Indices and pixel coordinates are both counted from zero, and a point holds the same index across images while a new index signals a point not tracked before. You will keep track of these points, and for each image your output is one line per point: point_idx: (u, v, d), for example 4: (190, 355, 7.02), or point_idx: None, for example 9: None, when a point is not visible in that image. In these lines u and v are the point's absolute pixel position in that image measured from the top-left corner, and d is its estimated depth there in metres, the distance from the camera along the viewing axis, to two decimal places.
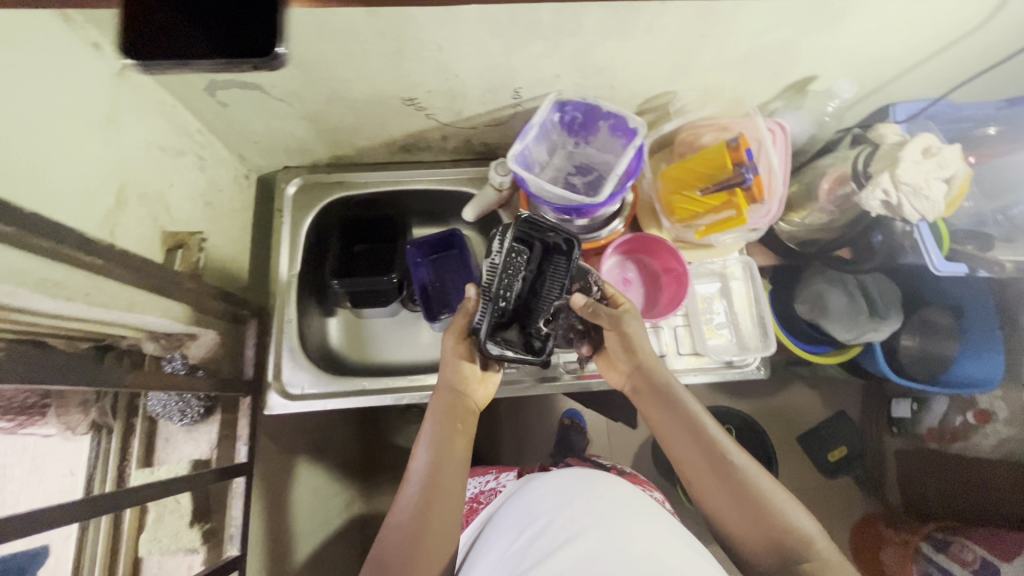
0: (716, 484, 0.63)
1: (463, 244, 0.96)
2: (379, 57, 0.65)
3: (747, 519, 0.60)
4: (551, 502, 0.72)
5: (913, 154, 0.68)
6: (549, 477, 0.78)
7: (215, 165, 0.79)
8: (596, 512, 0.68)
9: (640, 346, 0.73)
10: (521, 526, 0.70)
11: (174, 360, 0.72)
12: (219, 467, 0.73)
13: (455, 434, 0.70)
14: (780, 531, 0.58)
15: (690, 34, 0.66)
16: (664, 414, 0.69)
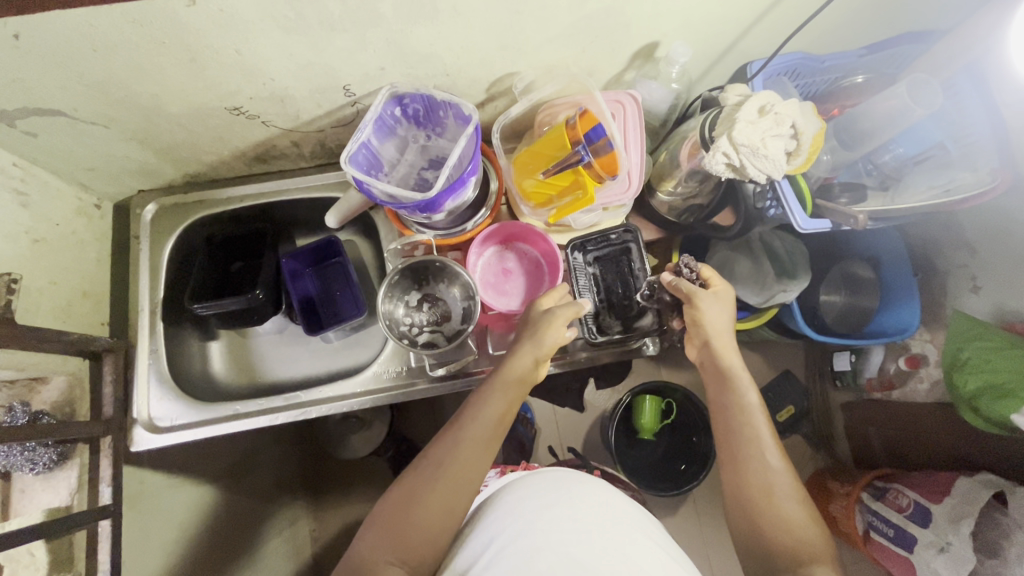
0: (737, 472, 0.66)
1: (342, 251, 0.92)
2: (171, 66, 0.61)
3: (753, 509, 0.63)
4: (535, 503, 0.71)
5: (747, 114, 0.66)
6: (533, 477, 0.77)
7: (45, 199, 0.75)
8: (582, 519, 0.68)
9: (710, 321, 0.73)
10: (493, 524, 0.70)
11: (16, 410, 0.67)
12: (79, 513, 0.70)
13: (508, 396, 0.71)
14: (777, 531, 0.61)
15: (502, 12, 0.63)
16: (720, 396, 0.72)
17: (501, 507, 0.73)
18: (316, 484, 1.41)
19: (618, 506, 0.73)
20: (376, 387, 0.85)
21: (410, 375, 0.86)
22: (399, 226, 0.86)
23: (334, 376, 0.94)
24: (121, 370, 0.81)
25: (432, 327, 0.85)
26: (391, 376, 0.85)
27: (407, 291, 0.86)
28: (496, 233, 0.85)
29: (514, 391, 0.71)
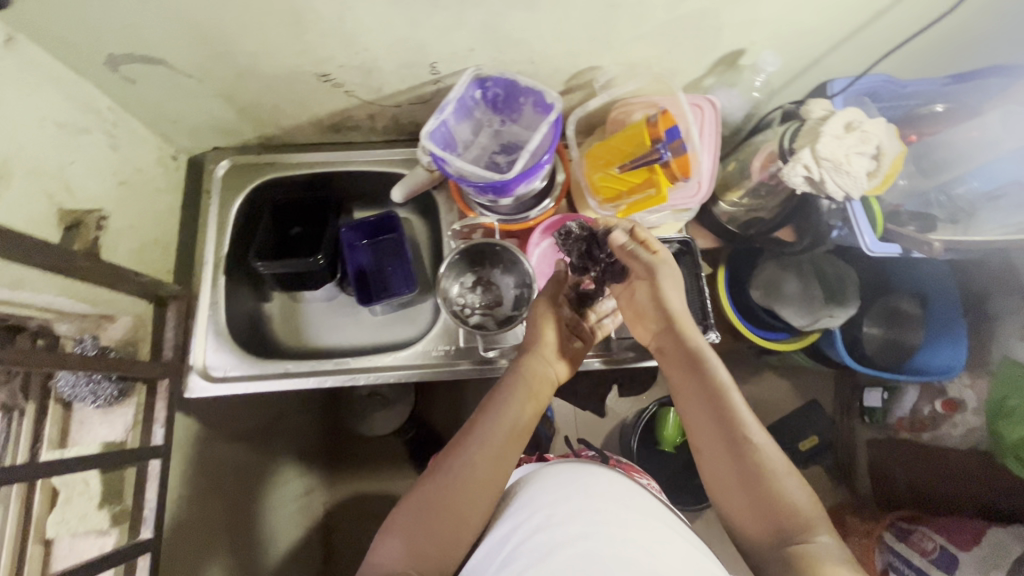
0: (725, 461, 0.60)
1: (399, 225, 0.95)
2: (275, 26, 0.63)
3: (750, 499, 0.58)
4: (555, 491, 0.65)
5: (833, 128, 0.66)
6: (553, 467, 0.71)
7: (131, 144, 0.78)
8: (607, 507, 0.62)
9: (672, 296, 0.69)
10: (519, 516, 0.64)
11: (84, 342, 0.71)
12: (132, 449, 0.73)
13: (529, 396, 0.72)
14: (771, 503, 0.57)
15: (599, 5, 0.63)
16: (684, 379, 0.66)
17: (527, 497, 0.67)
18: (332, 456, 1.43)
19: (649, 497, 0.67)
20: (422, 363, 0.86)
21: (458, 355, 0.86)
22: (462, 207, 0.87)
23: (377, 349, 0.95)
24: (182, 318, 0.83)
25: (484, 310, 0.86)
26: (439, 355, 0.86)
27: (462, 272, 0.87)
28: (557, 225, 0.85)
29: (534, 392, 0.72)
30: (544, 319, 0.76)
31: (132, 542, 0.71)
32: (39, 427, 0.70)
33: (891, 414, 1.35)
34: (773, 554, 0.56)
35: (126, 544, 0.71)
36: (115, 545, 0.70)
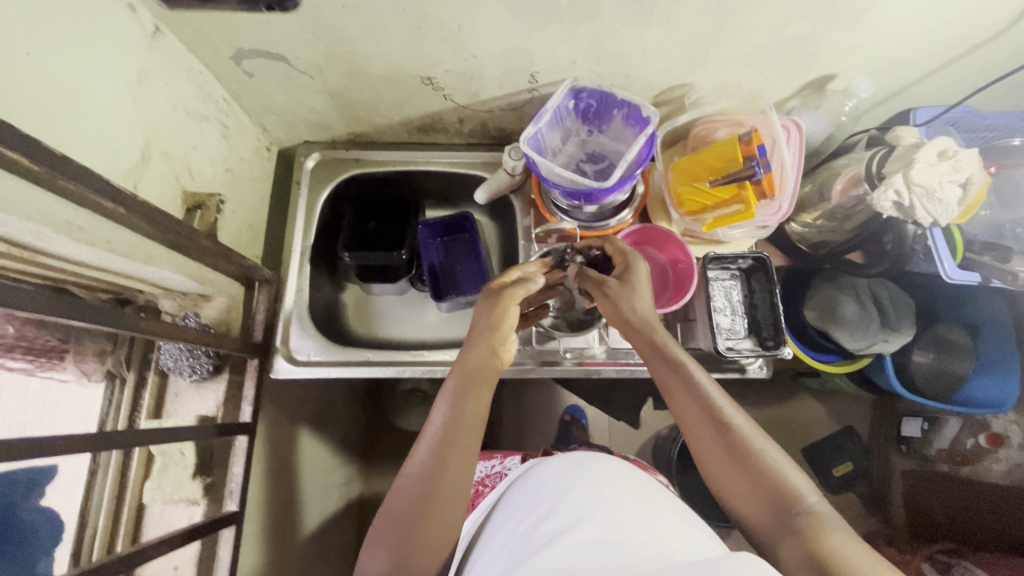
0: (719, 451, 0.60)
1: (474, 227, 0.95)
2: (398, 30, 0.66)
3: (748, 483, 0.58)
4: (550, 489, 0.63)
5: (928, 156, 0.67)
6: (544, 468, 0.69)
7: (237, 134, 0.82)
8: (602, 501, 0.59)
9: (643, 294, 0.70)
10: (519, 519, 0.61)
11: (187, 318, 0.76)
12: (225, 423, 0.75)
13: (474, 394, 0.64)
14: (767, 484, 0.57)
15: (707, 25, 0.66)
16: (666, 378, 0.66)
17: (524, 498, 0.65)
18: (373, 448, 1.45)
19: (648, 493, 0.64)
20: None
21: (528, 355, 0.88)
22: (541, 210, 0.89)
23: (444, 343, 0.98)
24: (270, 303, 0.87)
25: (557, 312, 0.88)
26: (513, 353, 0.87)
27: None
28: (635, 233, 0.86)
29: (478, 387, 0.64)
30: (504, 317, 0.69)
31: (219, 513, 0.74)
32: (138, 396, 0.76)
33: (931, 444, 1.33)
34: (776, 531, 0.55)
35: (213, 515, 0.74)
36: (203, 516, 0.73)
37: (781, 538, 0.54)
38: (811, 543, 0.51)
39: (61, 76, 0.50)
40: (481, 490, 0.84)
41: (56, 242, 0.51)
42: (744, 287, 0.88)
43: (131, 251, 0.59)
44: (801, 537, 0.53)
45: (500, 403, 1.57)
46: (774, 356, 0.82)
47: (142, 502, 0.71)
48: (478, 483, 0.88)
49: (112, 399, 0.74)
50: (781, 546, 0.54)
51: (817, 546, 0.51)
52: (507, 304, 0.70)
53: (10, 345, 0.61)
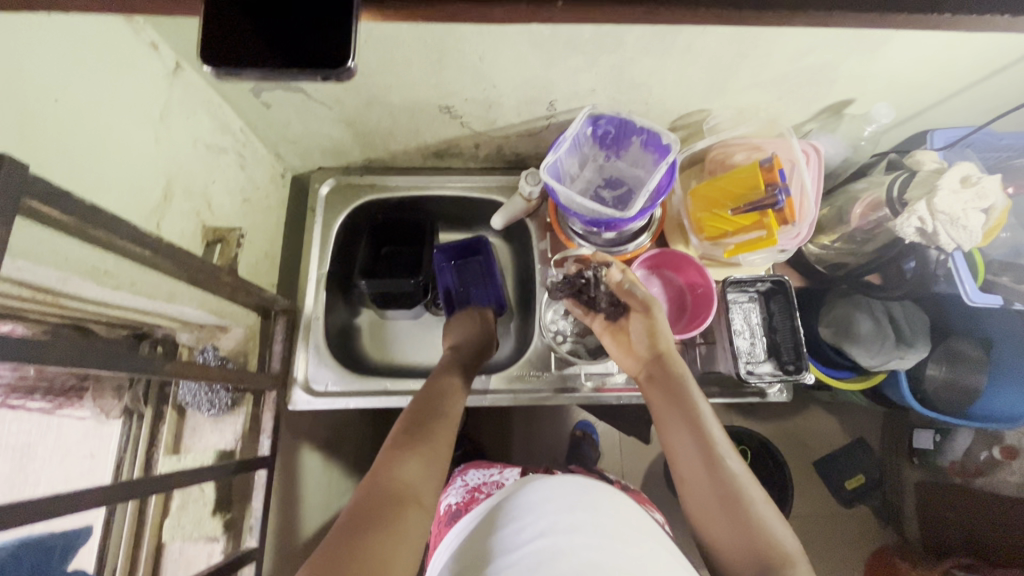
0: (707, 490, 0.62)
1: (490, 252, 0.96)
2: (420, 62, 0.66)
3: (729, 525, 0.59)
4: (545, 506, 0.64)
5: (951, 183, 0.67)
6: (540, 482, 0.70)
7: (253, 163, 0.82)
8: (595, 525, 0.61)
9: (661, 333, 0.75)
10: (511, 532, 0.62)
11: (206, 351, 0.75)
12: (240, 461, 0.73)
13: (445, 418, 0.72)
14: (751, 533, 0.58)
15: (729, 55, 0.66)
16: (669, 414, 0.69)
17: (516, 509, 0.65)
18: None
19: (639, 521, 0.66)
20: (516, 385, 0.88)
21: (547, 382, 0.88)
22: (559, 235, 0.89)
23: None
24: (287, 332, 0.86)
25: (576, 337, 0.88)
26: (532, 380, 0.88)
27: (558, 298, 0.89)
28: (653, 258, 0.86)
29: (450, 416, 0.73)
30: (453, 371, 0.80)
31: (239, 551, 0.73)
32: (155, 430, 0.74)
33: (943, 456, 1.30)
34: None
35: (233, 552, 0.73)
36: (223, 554, 0.72)
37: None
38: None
39: (87, 120, 0.49)
40: (477, 497, 0.83)
41: (81, 287, 0.50)
42: (762, 309, 0.87)
43: (154, 291, 0.58)
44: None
45: (510, 419, 1.56)
46: (797, 381, 0.80)
47: (160, 543, 0.70)
48: (473, 490, 0.86)
49: (129, 436, 0.72)
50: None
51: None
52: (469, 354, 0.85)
53: (30, 386, 0.59)
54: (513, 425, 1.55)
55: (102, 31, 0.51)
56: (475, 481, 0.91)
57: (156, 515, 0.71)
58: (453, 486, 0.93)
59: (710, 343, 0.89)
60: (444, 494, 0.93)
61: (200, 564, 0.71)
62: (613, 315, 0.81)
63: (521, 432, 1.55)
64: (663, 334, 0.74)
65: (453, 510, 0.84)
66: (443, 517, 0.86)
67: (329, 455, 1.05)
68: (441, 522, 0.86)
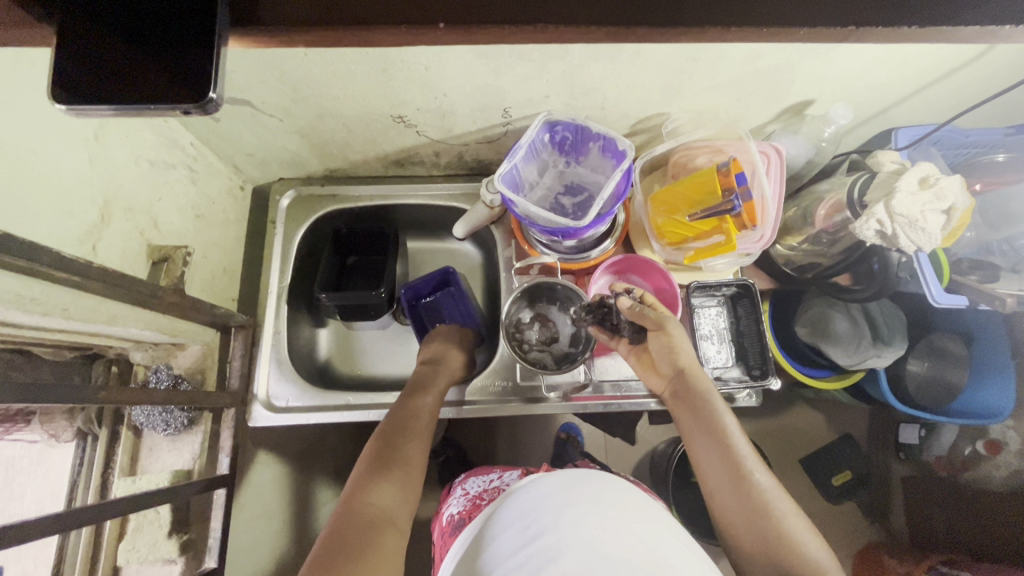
0: (733, 500, 0.62)
1: (458, 280, 0.90)
2: (364, 73, 0.65)
3: (754, 535, 0.58)
4: (551, 500, 0.61)
5: (908, 184, 0.66)
6: (547, 479, 0.66)
7: (207, 177, 0.80)
8: (604, 517, 0.58)
9: (681, 351, 0.74)
10: (516, 531, 0.59)
11: (159, 371, 0.74)
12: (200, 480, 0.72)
13: (417, 438, 0.71)
14: (781, 549, 0.56)
15: (680, 59, 0.64)
16: (693, 426, 0.68)
17: (518, 507, 0.63)
18: None
19: (648, 510, 0.62)
20: (480, 397, 0.87)
21: (514, 391, 0.87)
22: (522, 244, 0.88)
23: None
24: (248, 346, 0.85)
25: (542, 345, 0.86)
26: (499, 389, 0.87)
27: (521, 307, 0.88)
28: (618, 264, 0.85)
29: (420, 434, 0.72)
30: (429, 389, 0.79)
31: (197, 572, 0.72)
32: (111, 452, 0.74)
33: (929, 452, 1.30)
34: None
35: (192, 573, 0.72)
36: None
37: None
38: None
39: (4, 144, 0.47)
40: (477, 504, 0.82)
41: (8, 314, 0.49)
42: (729, 314, 0.86)
43: (92, 315, 0.57)
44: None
45: (493, 424, 1.54)
46: (762, 386, 0.79)
47: (117, 564, 0.70)
48: (475, 497, 0.85)
49: (83, 457, 0.72)
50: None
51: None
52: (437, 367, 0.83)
53: None
54: (496, 429, 1.54)
55: (24, 51, 0.49)
56: (476, 488, 0.90)
57: (110, 539, 0.70)
58: (454, 497, 0.93)
59: None
60: (447, 504, 0.93)
61: None
62: (635, 340, 0.79)
63: (504, 436, 1.53)
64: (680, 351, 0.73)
65: (456, 519, 0.83)
66: (447, 527, 0.85)
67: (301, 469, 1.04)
68: (446, 532, 0.85)
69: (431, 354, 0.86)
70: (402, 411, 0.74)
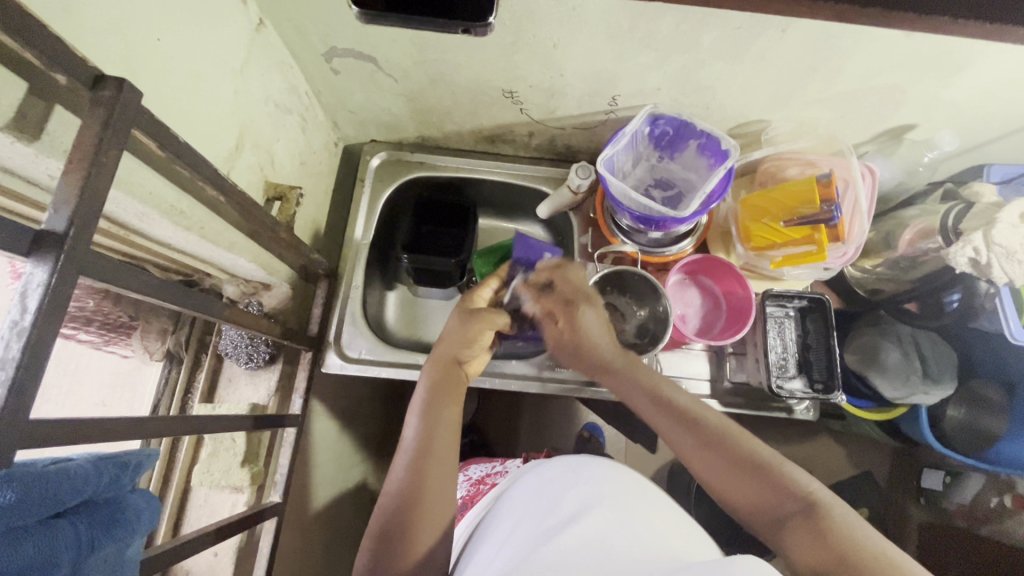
0: (714, 456, 0.58)
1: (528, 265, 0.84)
2: (494, 44, 0.67)
3: (745, 480, 0.55)
4: (556, 484, 0.63)
5: (1010, 217, 0.67)
6: (549, 465, 0.69)
7: (313, 128, 0.83)
8: (609, 498, 0.59)
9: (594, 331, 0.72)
10: (528, 508, 0.61)
11: (250, 305, 0.76)
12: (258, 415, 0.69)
13: (430, 520, 0.59)
14: (751, 468, 0.56)
15: (803, 67, 0.66)
16: (628, 387, 0.68)
17: (529, 490, 0.65)
18: None
19: (651, 492, 0.63)
20: (544, 374, 0.88)
21: (575, 375, 0.88)
22: (603, 232, 0.89)
23: None
24: (327, 295, 0.88)
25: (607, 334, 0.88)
26: (561, 372, 0.88)
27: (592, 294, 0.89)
28: (694, 263, 0.86)
29: (426, 509, 0.59)
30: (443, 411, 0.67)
31: (262, 503, 0.74)
32: (193, 377, 0.77)
33: (949, 500, 1.21)
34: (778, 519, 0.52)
35: (256, 504, 0.74)
36: (246, 505, 0.73)
37: (791, 533, 0.50)
38: (826, 535, 0.48)
39: (181, 64, 0.50)
40: (482, 488, 0.83)
41: (158, 224, 0.51)
42: (798, 326, 0.86)
43: (218, 238, 0.59)
44: (813, 528, 0.49)
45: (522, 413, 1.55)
46: (826, 399, 0.80)
47: (191, 484, 0.73)
48: (478, 482, 0.88)
49: (168, 377, 0.76)
50: (796, 540, 0.50)
51: (825, 536, 0.48)
52: (450, 406, 0.68)
53: (87, 319, 0.64)
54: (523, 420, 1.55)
55: None
56: (477, 474, 0.92)
57: (186, 459, 0.73)
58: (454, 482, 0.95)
59: (739, 354, 0.88)
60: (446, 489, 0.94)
61: (224, 513, 0.72)
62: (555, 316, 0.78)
63: (529, 424, 1.47)
64: (604, 330, 0.72)
65: (459, 503, 0.86)
66: None
67: (345, 425, 1.06)
68: None
69: (445, 370, 0.71)
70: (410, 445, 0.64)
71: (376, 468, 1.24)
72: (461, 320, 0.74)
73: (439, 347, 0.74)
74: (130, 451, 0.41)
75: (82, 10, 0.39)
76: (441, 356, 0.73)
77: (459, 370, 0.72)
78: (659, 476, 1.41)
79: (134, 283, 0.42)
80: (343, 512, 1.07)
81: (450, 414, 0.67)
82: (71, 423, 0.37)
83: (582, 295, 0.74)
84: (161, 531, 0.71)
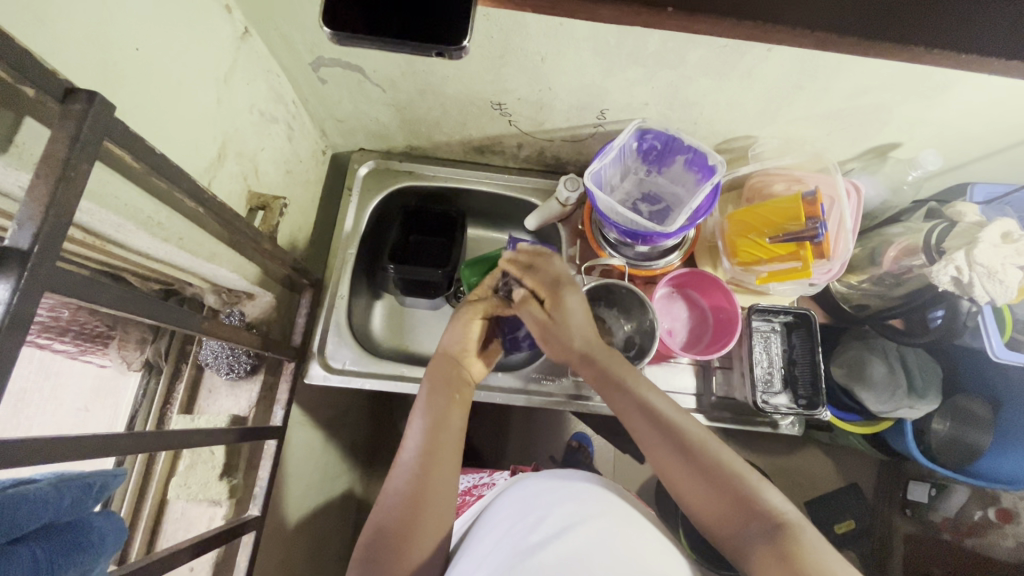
0: (692, 471, 0.57)
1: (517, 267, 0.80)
2: (481, 57, 0.67)
3: (714, 494, 0.55)
4: (538, 502, 0.62)
5: (992, 237, 0.67)
6: (532, 481, 0.68)
7: (300, 137, 0.82)
8: (592, 522, 0.58)
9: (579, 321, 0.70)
10: (507, 527, 0.60)
11: (231, 314, 0.75)
12: (240, 427, 0.68)
13: (424, 530, 0.57)
14: (727, 487, 0.54)
15: (789, 84, 0.66)
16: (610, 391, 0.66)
17: (508, 508, 0.64)
18: None
19: (633, 515, 0.62)
20: (531, 387, 0.87)
21: (561, 388, 0.87)
22: (590, 244, 0.89)
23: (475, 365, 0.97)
24: (312, 304, 0.87)
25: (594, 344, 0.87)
26: (547, 385, 0.87)
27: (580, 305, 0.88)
28: (681, 277, 0.86)
29: (421, 518, 0.58)
30: (447, 417, 0.65)
31: (240, 517, 0.72)
32: (171, 387, 0.76)
33: (935, 512, 1.19)
34: (749, 543, 0.51)
35: (234, 518, 0.72)
36: (224, 519, 0.71)
37: (759, 555, 0.50)
38: (794, 558, 0.48)
39: (161, 73, 0.50)
40: (466, 500, 0.83)
41: (134, 235, 0.50)
42: (783, 341, 0.86)
43: (198, 249, 0.58)
44: (778, 550, 0.49)
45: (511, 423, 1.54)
46: (811, 416, 0.79)
47: (168, 497, 0.71)
48: (464, 493, 0.86)
49: (146, 388, 0.75)
50: (759, 560, 0.50)
51: (790, 557, 0.48)
52: (451, 411, 0.66)
53: (61, 329, 0.63)
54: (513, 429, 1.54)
55: None
56: (464, 485, 0.91)
57: (164, 470, 0.73)
58: None
59: (726, 368, 0.88)
60: None
61: (201, 527, 0.71)
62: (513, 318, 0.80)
63: (516, 434, 1.46)
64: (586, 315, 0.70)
65: None
66: None
67: (329, 435, 1.04)
68: None
69: (441, 378, 0.70)
70: (404, 456, 0.62)
71: (361, 477, 1.22)
72: (455, 320, 0.75)
73: (439, 351, 0.74)
74: (95, 471, 0.41)
75: (59, 21, 0.39)
76: (441, 360, 0.73)
77: (460, 378, 0.71)
78: (648, 487, 1.40)
79: (105, 298, 0.40)
80: (326, 523, 1.05)
81: (452, 420, 0.66)
82: (35, 445, 0.36)
83: (565, 276, 0.72)
84: (136, 547, 0.69)
